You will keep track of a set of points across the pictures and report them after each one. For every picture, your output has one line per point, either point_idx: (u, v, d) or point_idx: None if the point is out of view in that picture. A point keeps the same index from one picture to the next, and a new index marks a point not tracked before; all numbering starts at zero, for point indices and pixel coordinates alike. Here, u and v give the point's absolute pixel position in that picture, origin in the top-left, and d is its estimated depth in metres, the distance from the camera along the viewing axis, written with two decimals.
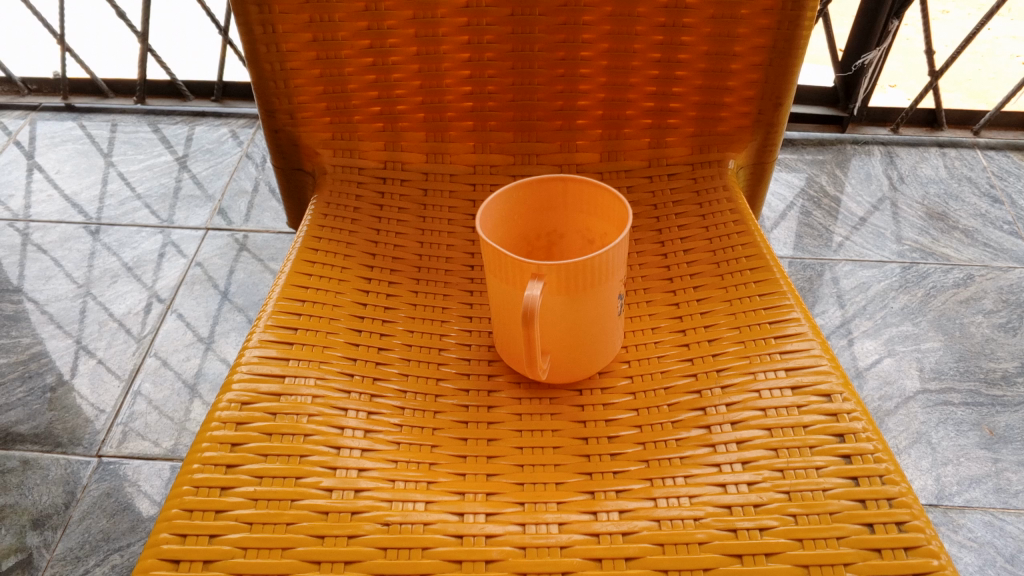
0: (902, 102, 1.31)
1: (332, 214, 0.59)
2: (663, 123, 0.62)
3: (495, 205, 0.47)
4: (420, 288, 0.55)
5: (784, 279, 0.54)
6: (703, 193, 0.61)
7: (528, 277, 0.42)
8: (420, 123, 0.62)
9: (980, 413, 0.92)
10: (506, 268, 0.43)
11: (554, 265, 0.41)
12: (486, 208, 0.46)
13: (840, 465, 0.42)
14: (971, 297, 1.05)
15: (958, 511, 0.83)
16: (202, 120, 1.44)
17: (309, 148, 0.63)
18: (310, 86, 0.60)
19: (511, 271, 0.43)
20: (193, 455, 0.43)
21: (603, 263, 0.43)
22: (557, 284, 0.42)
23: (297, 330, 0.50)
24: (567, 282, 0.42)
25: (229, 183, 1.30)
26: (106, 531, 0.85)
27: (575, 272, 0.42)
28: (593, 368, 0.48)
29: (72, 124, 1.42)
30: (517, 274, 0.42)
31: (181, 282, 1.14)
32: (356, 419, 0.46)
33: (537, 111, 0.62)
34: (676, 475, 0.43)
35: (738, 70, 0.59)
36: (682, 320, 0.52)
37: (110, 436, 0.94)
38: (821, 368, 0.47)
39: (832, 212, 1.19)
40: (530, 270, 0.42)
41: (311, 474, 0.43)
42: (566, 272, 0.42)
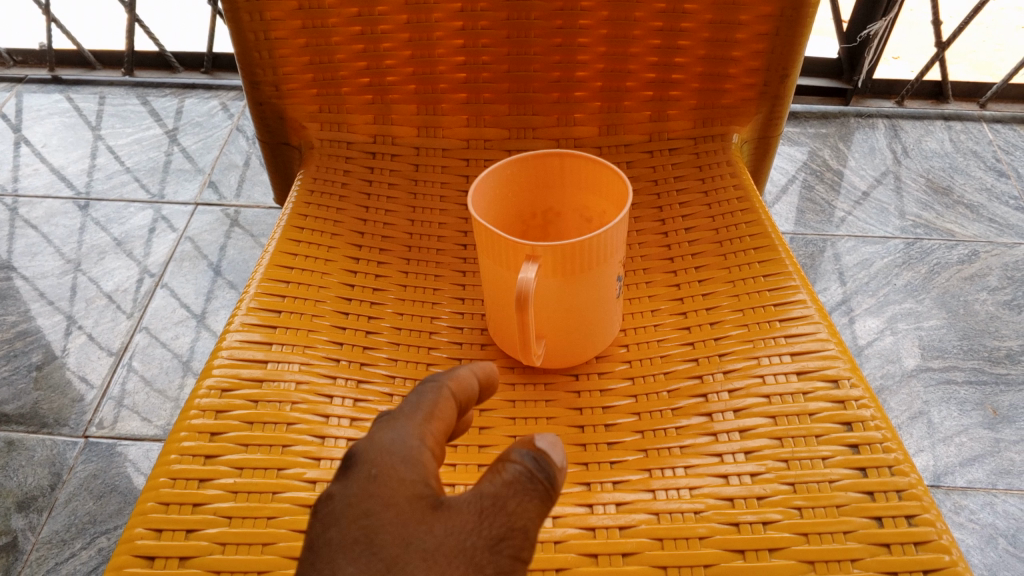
0: (907, 74, 1.28)
1: (319, 190, 0.57)
2: (664, 95, 0.60)
3: (488, 181, 0.45)
4: (410, 269, 0.53)
5: (789, 259, 0.52)
6: (706, 168, 0.58)
7: (522, 258, 0.40)
8: (411, 95, 0.60)
9: (984, 392, 0.90)
10: (499, 249, 0.41)
11: (548, 246, 0.39)
12: (478, 185, 0.44)
13: (847, 455, 0.41)
14: (976, 274, 1.03)
15: (960, 493, 0.82)
16: (191, 92, 1.40)
17: (294, 121, 0.61)
18: (295, 56, 0.57)
19: (503, 252, 0.41)
20: (170, 445, 0.42)
21: (601, 245, 0.41)
22: (552, 266, 0.40)
23: (280, 313, 0.48)
24: (563, 264, 0.40)
25: (219, 157, 1.27)
26: (93, 513, 0.83)
27: (571, 254, 0.40)
28: (589, 354, 0.46)
29: (58, 97, 1.38)
30: (510, 256, 0.40)
31: (171, 258, 1.11)
32: (343, 407, 0.44)
33: (533, 83, 0.59)
34: (675, 466, 0.41)
35: (743, 40, 0.56)
36: (682, 302, 0.50)
37: (97, 415, 0.92)
38: (828, 353, 0.45)
39: (835, 187, 1.17)
40: (523, 251, 0.40)
41: (294, 466, 0.41)
42: (562, 253, 0.40)
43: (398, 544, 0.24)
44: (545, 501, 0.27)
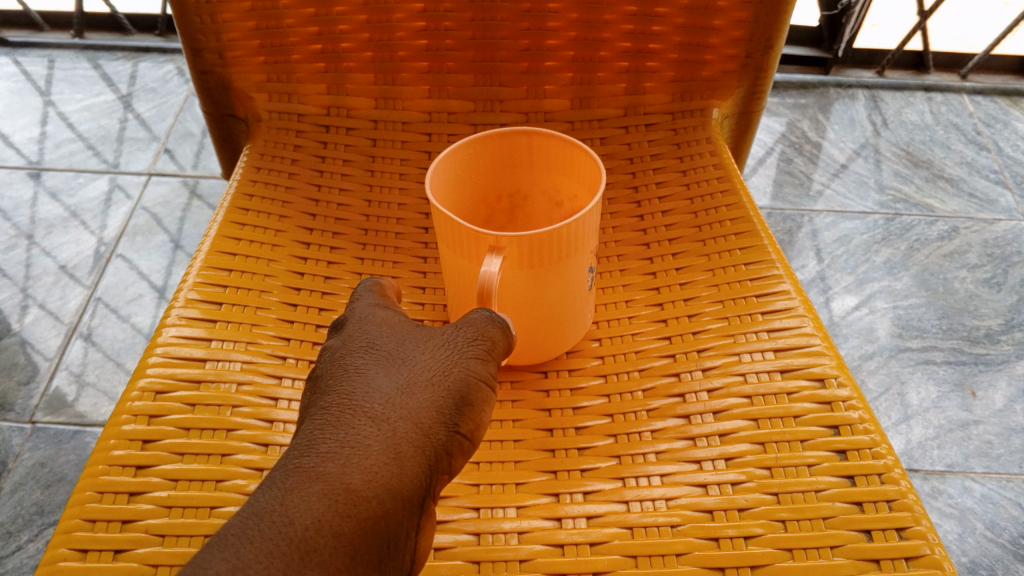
0: (889, 43, 1.25)
1: (267, 167, 0.52)
2: (640, 66, 0.56)
3: (448, 162, 0.41)
4: (367, 255, 0.49)
5: (771, 244, 0.48)
6: (684, 146, 0.55)
7: (484, 250, 0.36)
8: (368, 63, 0.55)
9: (963, 372, 0.88)
10: (459, 238, 0.37)
11: (514, 237, 0.36)
12: (436, 167, 0.40)
13: (835, 462, 0.38)
14: (955, 250, 1.01)
15: (939, 477, 0.80)
16: (145, 56, 1.33)
17: (241, 92, 0.56)
18: (240, 21, 0.52)
19: (464, 243, 0.37)
20: (100, 454, 0.38)
21: (571, 234, 0.37)
22: (518, 258, 0.37)
23: (222, 306, 0.44)
24: (530, 256, 0.37)
25: (175, 125, 1.21)
26: (40, 504, 0.79)
27: (538, 245, 0.36)
28: (560, 349, 0.43)
29: (4, 60, 1.30)
30: (472, 247, 0.37)
31: (125, 232, 1.06)
32: (289, 411, 0.40)
33: (500, 51, 0.55)
34: (650, 473, 0.38)
35: (725, 8, 0.52)
36: (659, 291, 0.47)
37: (46, 399, 0.87)
38: (814, 349, 0.42)
39: (813, 159, 1.14)
40: (486, 242, 0.36)
41: (236, 477, 0.37)
42: (529, 245, 0.36)
43: (395, 342, 0.33)
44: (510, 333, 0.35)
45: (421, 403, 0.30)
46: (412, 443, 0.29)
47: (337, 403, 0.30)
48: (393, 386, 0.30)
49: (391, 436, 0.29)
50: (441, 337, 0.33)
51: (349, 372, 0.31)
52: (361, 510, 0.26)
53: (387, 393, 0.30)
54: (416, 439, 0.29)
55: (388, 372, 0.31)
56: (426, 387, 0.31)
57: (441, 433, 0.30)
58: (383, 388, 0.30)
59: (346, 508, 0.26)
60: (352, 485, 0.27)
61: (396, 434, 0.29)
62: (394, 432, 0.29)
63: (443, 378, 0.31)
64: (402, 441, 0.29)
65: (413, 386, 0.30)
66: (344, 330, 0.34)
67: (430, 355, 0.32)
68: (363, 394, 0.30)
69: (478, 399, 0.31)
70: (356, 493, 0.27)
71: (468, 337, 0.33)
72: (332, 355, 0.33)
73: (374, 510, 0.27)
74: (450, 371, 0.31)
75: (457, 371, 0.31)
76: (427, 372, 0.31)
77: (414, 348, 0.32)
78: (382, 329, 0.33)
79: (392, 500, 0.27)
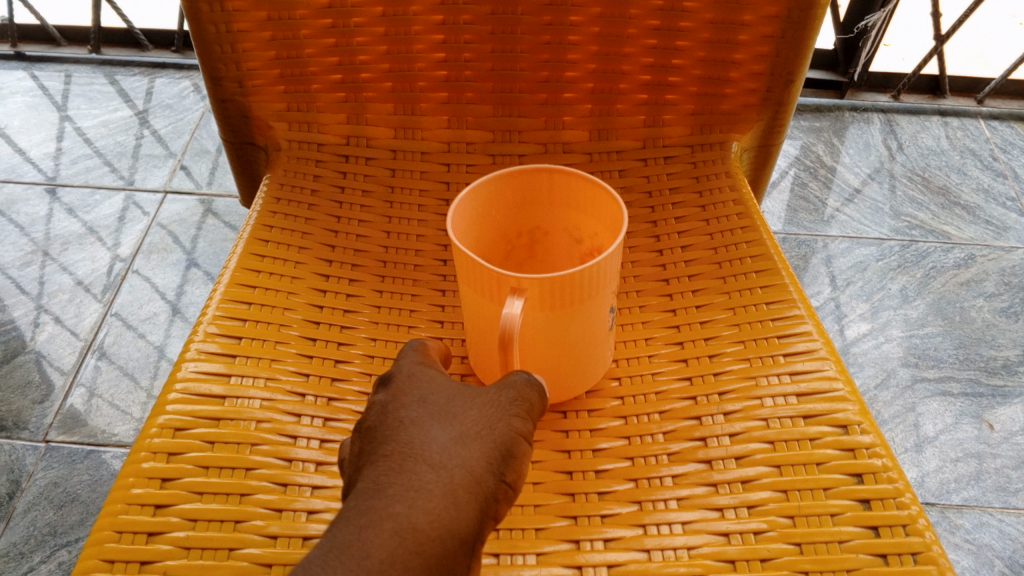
0: (905, 67, 1.24)
1: (286, 198, 0.52)
2: (660, 98, 0.55)
3: (468, 200, 0.41)
4: (385, 287, 0.49)
5: (793, 281, 0.48)
6: (704, 180, 0.54)
7: (506, 292, 0.36)
8: (387, 93, 0.55)
9: (980, 404, 0.88)
10: (481, 280, 0.37)
11: (536, 279, 0.35)
12: (457, 205, 0.39)
13: (858, 511, 0.37)
14: (972, 279, 1.00)
15: (955, 511, 0.79)
16: (161, 72, 1.33)
17: (260, 120, 0.56)
18: (260, 50, 0.52)
19: (486, 285, 0.37)
20: (119, 492, 0.38)
21: (594, 277, 0.36)
22: (540, 299, 0.36)
23: (241, 340, 0.44)
24: (552, 298, 0.36)
25: (191, 142, 1.21)
26: (53, 524, 0.79)
27: (560, 287, 0.36)
28: (580, 387, 0.42)
29: (22, 74, 1.31)
30: (493, 289, 0.36)
31: (140, 249, 1.06)
32: (309, 450, 0.40)
33: (520, 82, 0.55)
34: (671, 521, 0.38)
35: (746, 42, 0.52)
36: (679, 329, 0.46)
37: (60, 417, 0.87)
38: (836, 394, 0.42)
39: (828, 184, 1.13)
40: (508, 283, 0.36)
41: (254, 518, 0.37)
42: (551, 287, 0.36)
43: (444, 393, 0.33)
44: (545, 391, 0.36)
45: (475, 451, 0.31)
46: (470, 489, 0.29)
47: (395, 450, 0.30)
48: (449, 436, 0.31)
49: (450, 482, 0.29)
50: (487, 392, 0.33)
51: (403, 421, 0.32)
52: (427, 549, 0.27)
53: (447, 440, 0.31)
54: (474, 485, 0.30)
55: (445, 418, 0.32)
56: (480, 435, 0.31)
57: (493, 482, 0.30)
58: (439, 437, 0.31)
59: (414, 548, 0.27)
60: (418, 525, 0.27)
61: (455, 479, 0.29)
62: (452, 478, 0.29)
63: (493, 429, 0.32)
64: (461, 487, 0.29)
65: (466, 435, 0.31)
66: (392, 382, 0.34)
67: (480, 405, 0.32)
68: (424, 439, 0.31)
69: (523, 451, 0.32)
70: (422, 532, 0.27)
71: (511, 394, 0.33)
72: (382, 406, 0.33)
73: (438, 550, 0.27)
74: (500, 423, 0.32)
75: (506, 424, 0.32)
76: (479, 422, 0.32)
77: (463, 398, 0.33)
78: (430, 381, 0.34)
79: (454, 542, 0.28)
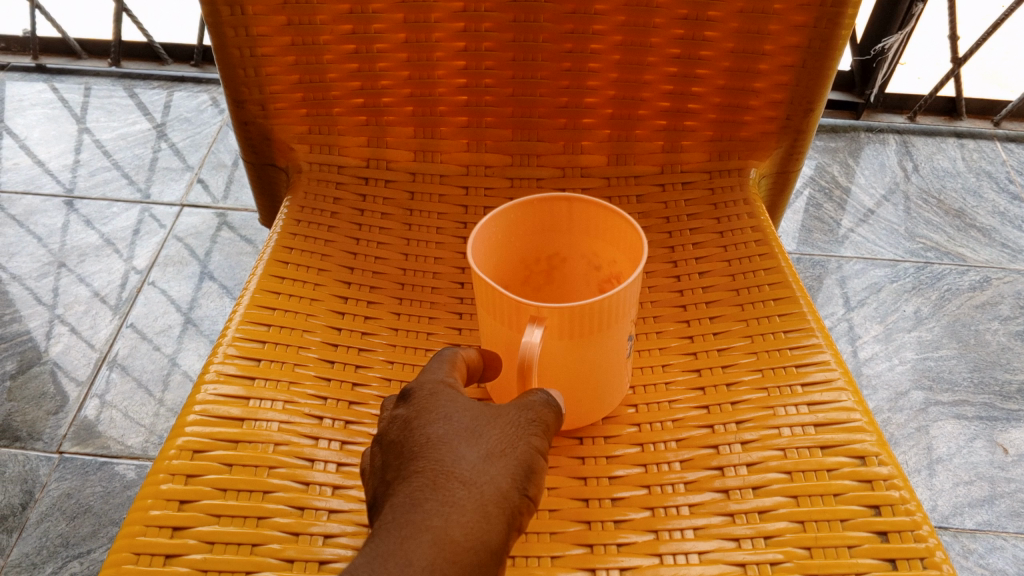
0: (922, 89, 1.24)
1: (307, 220, 0.53)
2: (679, 125, 0.56)
3: (488, 228, 0.41)
4: (403, 309, 0.49)
5: (811, 309, 0.48)
6: (721, 206, 0.55)
7: (526, 320, 0.36)
8: (408, 117, 0.56)
9: (994, 428, 0.87)
10: (501, 307, 0.37)
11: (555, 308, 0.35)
12: (477, 233, 0.40)
13: (875, 544, 0.37)
14: (988, 302, 1.00)
15: (969, 536, 0.79)
16: (180, 86, 1.35)
17: (282, 143, 0.57)
18: (284, 74, 0.53)
19: (506, 312, 0.37)
20: (138, 513, 0.38)
21: (612, 306, 0.36)
22: (559, 328, 0.36)
23: (260, 362, 0.44)
24: (571, 327, 0.36)
25: (208, 155, 1.22)
26: (66, 536, 0.80)
27: (579, 316, 0.36)
28: (598, 413, 0.42)
29: (42, 87, 1.33)
30: (513, 317, 0.37)
31: (155, 261, 1.07)
32: (326, 473, 0.40)
33: (539, 107, 0.55)
34: (687, 551, 0.38)
35: (766, 71, 0.52)
36: (696, 356, 0.46)
37: (74, 429, 0.88)
38: (855, 424, 0.42)
39: (842, 204, 1.13)
40: (527, 311, 0.36)
41: (270, 542, 0.37)
42: (570, 316, 0.36)
43: (468, 407, 0.34)
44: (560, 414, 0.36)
45: (502, 468, 0.31)
46: (499, 504, 0.30)
47: (426, 465, 0.31)
48: (476, 451, 0.32)
49: (481, 497, 0.30)
50: (508, 411, 0.34)
51: (432, 434, 0.32)
52: (463, 561, 0.28)
53: (476, 454, 0.32)
54: (503, 500, 0.30)
55: (473, 432, 0.32)
56: (505, 452, 0.32)
57: (519, 496, 0.31)
58: (469, 452, 0.32)
59: (451, 559, 0.28)
60: (454, 538, 0.28)
61: (485, 494, 0.30)
62: (483, 493, 0.30)
63: (517, 445, 0.32)
64: (492, 502, 0.30)
65: (493, 452, 0.32)
66: (414, 395, 0.35)
67: (503, 422, 0.33)
68: (455, 453, 0.31)
69: (544, 466, 0.33)
70: (457, 545, 0.28)
71: (531, 415, 0.34)
72: (406, 419, 0.34)
73: (472, 560, 0.28)
74: (522, 438, 0.33)
75: (529, 440, 0.33)
76: (504, 438, 0.32)
77: (487, 413, 0.33)
78: (453, 394, 0.34)
79: (487, 553, 0.29)
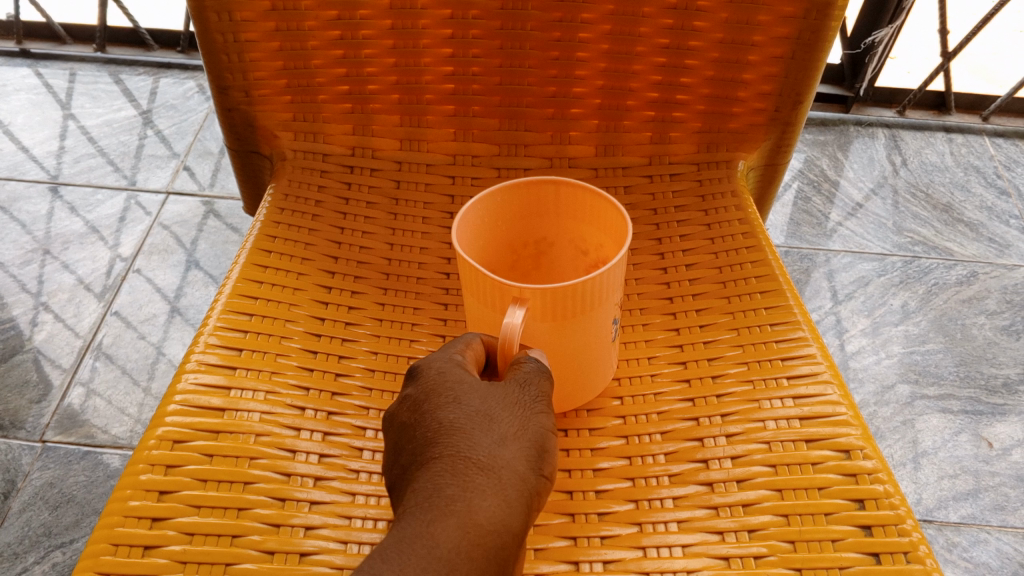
0: (912, 82, 1.24)
1: (290, 208, 0.52)
2: (667, 116, 0.55)
3: (474, 212, 0.40)
4: (387, 300, 0.49)
5: (797, 302, 0.48)
6: (709, 198, 0.54)
7: (508, 301, 0.36)
8: (394, 105, 0.55)
9: (979, 422, 0.87)
10: (484, 288, 0.36)
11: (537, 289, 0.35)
12: (462, 217, 0.39)
13: (859, 538, 0.37)
14: (974, 296, 1.00)
15: (953, 529, 0.79)
16: (166, 72, 1.33)
17: (266, 130, 0.56)
18: (268, 61, 0.52)
19: (488, 293, 0.36)
20: (116, 504, 0.37)
21: (594, 289, 0.36)
22: (541, 310, 0.36)
23: (242, 352, 0.44)
24: (553, 310, 0.36)
25: (194, 143, 1.21)
26: (48, 525, 0.79)
27: (561, 297, 0.35)
28: (581, 397, 0.42)
29: (27, 72, 1.31)
30: (496, 298, 0.36)
31: (140, 250, 1.06)
32: (307, 465, 0.40)
33: (527, 97, 0.55)
34: (670, 544, 0.38)
35: (755, 62, 0.52)
36: (682, 349, 0.46)
37: (57, 418, 0.87)
38: (840, 418, 0.42)
39: (831, 198, 1.13)
40: (509, 292, 0.35)
41: (251, 533, 0.37)
42: (552, 298, 0.35)
43: (478, 388, 0.33)
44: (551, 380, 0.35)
45: (516, 450, 0.31)
46: (518, 487, 0.30)
47: (443, 450, 0.30)
48: (492, 435, 0.31)
49: (501, 480, 0.30)
50: (512, 390, 0.33)
51: (446, 420, 0.32)
52: (487, 543, 0.28)
53: (491, 437, 0.31)
54: (521, 483, 0.30)
55: (487, 414, 0.32)
56: (518, 435, 0.32)
57: (535, 478, 0.31)
58: (485, 436, 0.31)
59: (476, 541, 0.28)
60: (479, 521, 0.28)
61: (504, 477, 0.30)
62: (502, 476, 0.30)
63: (528, 429, 0.32)
64: (511, 485, 0.30)
65: (506, 436, 0.31)
66: (421, 377, 0.34)
67: (512, 404, 0.33)
68: (471, 436, 0.31)
69: (554, 447, 0.33)
70: (482, 527, 0.28)
71: (533, 391, 0.33)
72: (416, 402, 0.33)
73: (496, 543, 0.28)
74: (533, 419, 0.32)
75: (538, 421, 0.32)
76: (515, 421, 0.32)
77: (495, 393, 0.33)
78: (462, 373, 0.34)
79: (509, 536, 0.29)
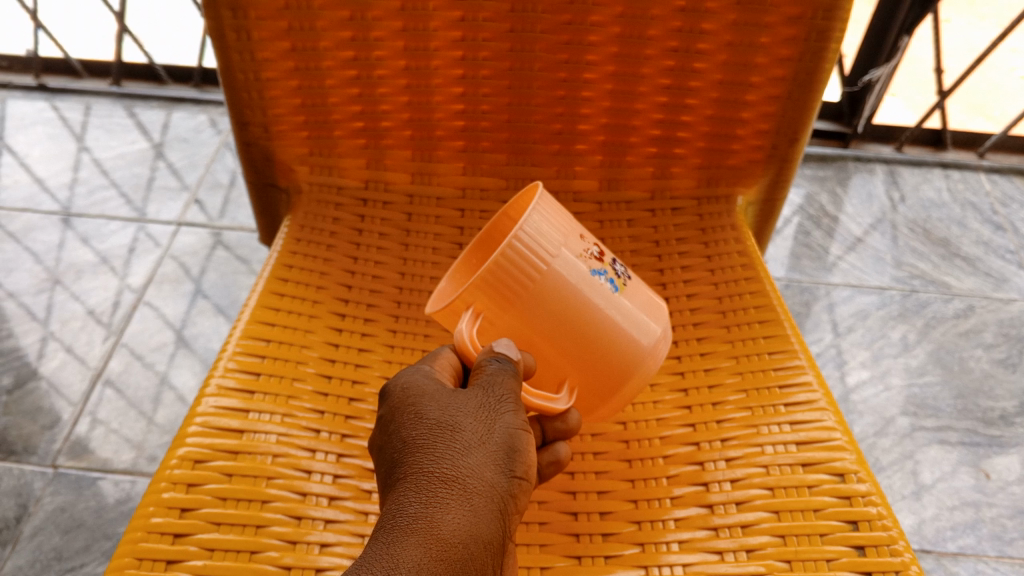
0: (909, 119, 1.26)
1: (306, 239, 0.54)
2: (668, 152, 0.58)
3: (456, 278, 0.45)
4: (399, 326, 0.51)
5: (794, 332, 0.49)
6: (709, 231, 0.56)
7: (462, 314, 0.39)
8: (406, 140, 0.58)
9: (978, 454, 0.88)
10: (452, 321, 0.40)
11: (468, 292, 0.38)
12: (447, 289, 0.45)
13: (853, 558, 0.39)
14: (971, 329, 1.02)
15: (951, 559, 0.80)
16: (179, 105, 1.36)
17: (283, 164, 0.58)
18: (286, 98, 0.54)
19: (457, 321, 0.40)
20: (139, 521, 0.39)
21: (516, 258, 0.38)
22: (490, 303, 0.38)
23: (259, 376, 0.46)
24: (500, 296, 0.38)
25: (205, 175, 1.23)
26: (59, 549, 0.81)
27: (491, 283, 0.38)
28: (629, 385, 0.41)
29: (43, 105, 1.34)
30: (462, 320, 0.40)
31: (151, 280, 1.08)
32: (322, 485, 0.42)
33: (534, 133, 0.57)
34: (672, 563, 0.40)
35: (753, 102, 0.54)
36: (683, 376, 0.48)
37: (68, 444, 0.89)
38: (835, 443, 0.43)
39: (830, 232, 1.15)
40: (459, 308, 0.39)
41: (268, 549, 0.39)
42: (491, 286, 0.38)
43: (443, 399, 0.34)
44: (517, 376, 0.36)
45: (481, 458, 0.32)
46: (483, 495, 0.31)
47: (409, 469, 0.32)
48: (455, 446, 0.32)
49: (463, 492, 0.31)
50: (476, 398, 0.34)
51: (412, 439, 0.33)
52: (452, 555, 0.29)
53: (454, 450, 0.32)
54: (485, 492, 0.31)
55: (450, 427, 0.33)
56: (481, 443, 0.33)
57: (501, 484, 0.32)
58: (448, 450, 0.32)
59: (440, 554, 0.29)
60: (442, 535, 0.29)
61: (468, 488, 0.31)
62: (464, 487, 0.31)
63: (492, 436, 0.33)
64: (475, 494, 0.31)
65: (471, 444, 0.33)
66: (391, 398, 0.36)
67: (475, 412, 0.34)
68: (435, 453, 0.32)
69: (524, 446, 0.34)
70: (446, 541, 0.29)
71: (499, 392, 0.35)
72: (387, 424, 0.35)
73: (461, 555, 0.29)
74: (496, 425, 0.34)
75: (502, 427, 0.34)
76: (479, 428, 0.33)
77: (460, 403, 0.34)
78: (428, 387, 0.35)
79: (475, 546, 0.30)
